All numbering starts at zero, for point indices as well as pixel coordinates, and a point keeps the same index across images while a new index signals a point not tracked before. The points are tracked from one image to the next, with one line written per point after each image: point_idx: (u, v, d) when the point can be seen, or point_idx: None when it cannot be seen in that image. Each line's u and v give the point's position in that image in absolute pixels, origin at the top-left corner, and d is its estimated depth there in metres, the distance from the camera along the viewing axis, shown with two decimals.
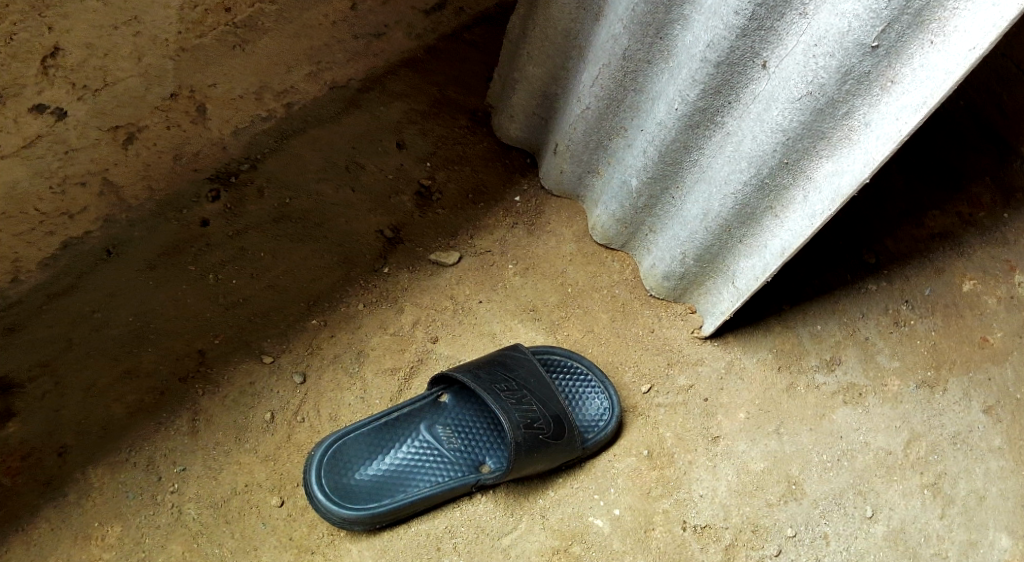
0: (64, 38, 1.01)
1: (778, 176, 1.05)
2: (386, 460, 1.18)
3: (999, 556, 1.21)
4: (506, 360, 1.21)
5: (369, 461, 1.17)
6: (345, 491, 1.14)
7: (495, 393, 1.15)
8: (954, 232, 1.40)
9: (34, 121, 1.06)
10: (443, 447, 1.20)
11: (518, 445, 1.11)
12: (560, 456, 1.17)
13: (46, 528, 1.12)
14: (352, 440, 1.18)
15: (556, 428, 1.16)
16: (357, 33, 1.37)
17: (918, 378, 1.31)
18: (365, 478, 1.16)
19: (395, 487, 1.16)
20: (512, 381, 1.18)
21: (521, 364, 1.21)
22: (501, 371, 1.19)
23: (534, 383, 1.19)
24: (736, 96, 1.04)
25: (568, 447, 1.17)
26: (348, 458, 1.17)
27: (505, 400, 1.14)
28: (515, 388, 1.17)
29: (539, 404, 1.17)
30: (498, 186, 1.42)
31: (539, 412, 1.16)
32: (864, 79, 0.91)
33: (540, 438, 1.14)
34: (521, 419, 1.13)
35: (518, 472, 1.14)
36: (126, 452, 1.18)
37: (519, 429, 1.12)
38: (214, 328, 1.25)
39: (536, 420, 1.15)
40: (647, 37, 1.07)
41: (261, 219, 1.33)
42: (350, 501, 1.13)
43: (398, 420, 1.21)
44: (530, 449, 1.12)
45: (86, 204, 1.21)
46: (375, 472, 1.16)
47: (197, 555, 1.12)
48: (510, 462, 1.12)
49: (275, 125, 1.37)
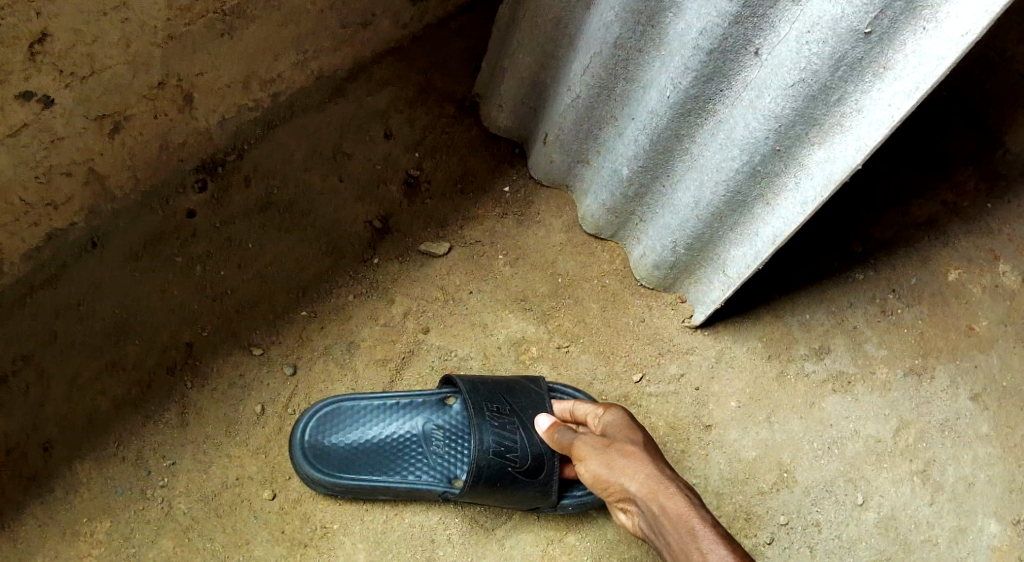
0: (51, 23, 0.99)
1: (771, 163, 1.06)
2: (368, 435, 1.17)
3: (987, 542, 1.24)
4: (515, 386, 1.18)
5: (351, 433, 1.17)
6: (320, 455, 1.16)
7: (480, 413, 1.14)
8: (938, 220, 1.41)
9: (21, 108, 1.04)
10: (427, 449, 1.17)
11: (480, 469, 1.11)
12: (527, 497, 1.13)
13: (32, 525, 1.13)
14: (346, 409, 1.19)
15: (533, 466, 1.12)
16: (345, 22, 1.33)
17: (906, 366, 1.32)
18: (344, 445, 1.16)
19: (368, 465, 1.16)
20: (507, 404, 1.16)
21: (528, 394, 1.17)
22: (503, 394, 1.17)
23: (531, 414, 1.15)
24: (728, 82, 1.04)
25: (540, 490, 1.13)
26: (335, 425, 1.18)
27: (487, 425, 1.13)
28: (504, 412, 1.15)
29: (527, 439, 1.13)
30: (486, 175, 1.42)
31: (519, 442, 1.13)
32: (857, 65, 0.92)
33: (508, 472, 1.12)
34: (494, 447, 1.12)
35: (478, 496, 1.13)
36: (114, 447, 1.18)
37: (486, 454, 1.11)
38: (200, 320, 1.25)
39: (510, 451, 1.12)
40: (639, 26, 1.08)
41: (247, 209, 1.32)
42: (321, 463, 1.16)
43: (397, 404, 1.19)
44: (493, 479, 1.12)
45: (71, 194, 1.18)
46: (354, 444, 1.17)
47: (188, 550, 1.14)
48: (467, 487, 1.12)
49: (262, 114, 1.34)
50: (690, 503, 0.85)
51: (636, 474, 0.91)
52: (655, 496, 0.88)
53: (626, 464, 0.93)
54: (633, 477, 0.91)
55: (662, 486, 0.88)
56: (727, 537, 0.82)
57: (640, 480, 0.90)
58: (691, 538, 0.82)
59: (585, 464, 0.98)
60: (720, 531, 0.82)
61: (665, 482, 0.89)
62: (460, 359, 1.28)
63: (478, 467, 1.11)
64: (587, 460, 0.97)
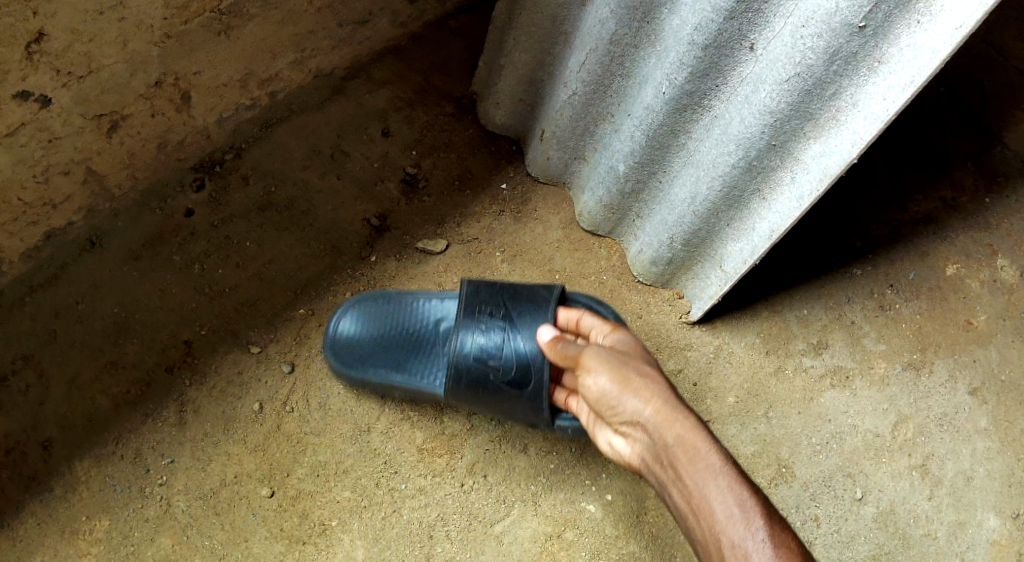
0: (48, 23, 1.00)
1: (766, 158, 1.06)
2: (392, 328, 1.23)
3: (987, 536, 1.24)
4: (521, 291, 1.15)
5: (376, 325, 1.23)
6: (341, 343, 1.22)
7: (472, 315, 1.14)
8: (937, 216, 1.41)
9: (18, 108, 1.05)
10: (440, 348, 1.20)
11: (460, 372, 1.12)
12: (518, 409, 1.11)
13: (32, 524, 1.14)
14: (371, 305, 1.25)
15: (517, 375, 1.10)
16: (343, 21, 1.34)
17: (904, 360, 1.32)
18: (364, 341, 1.22)
19: (383, 356, 1.21)
20: (506, 310, 1.13)
21: (533, 298, 1.13)
22: (503, 297, 1.15)
23: (525, 322, 1.12)
24: (722, 78, 1.04)
25: (529, 404, 1.10)
26: (361, 321, 1.24)
27: (473, 327, 1.13)
28: (500, 317, 1.13)
29: (513, 347, 1.10)
30: (484, 174, 1.41)
31: (505, 350, 1.11)
32: (852, 59, 0.92)
33: (491, 378, 1.11)
34: (473, 350, 1.12)
35: (466, 400, 1.14)
36: (113, 446, 1.18)
37: (465, 356, 1.12)
38: (199, 318, 1.25)
39: (493, 359, 1.11)
40: (634, 22, 1.08)
41: (246, 208, 1.31)
42: (341, 355, 1.21)
43: (427, 304, 1.23)
44: (474, 384, 1.12)
45: (69, 194, 1.19)
46: (375, 335, 1.22)
47: (187, 548, 1.14)
48: (448, 390, 1.14)
49: (259, 113, 1.35)
50: (709, 439, 0.81)
51: (651, 399, 0.86)
52: (671, 425, 0.82)
53: (641, 386, 0.88)
54: (647, 401, 0.86)
55: (680, 416, 0.83)
56: (745, 480, 0.78)
57: (656, 406, 0.85)
58: (706, 469, 0.78)
59: (590, 379, 0.92)
60: (739, 473, 0.79)
61: (683, 409, 0.85)
62: None
63: (455, 369, 1.12)
64: (594, 375, 0.91)
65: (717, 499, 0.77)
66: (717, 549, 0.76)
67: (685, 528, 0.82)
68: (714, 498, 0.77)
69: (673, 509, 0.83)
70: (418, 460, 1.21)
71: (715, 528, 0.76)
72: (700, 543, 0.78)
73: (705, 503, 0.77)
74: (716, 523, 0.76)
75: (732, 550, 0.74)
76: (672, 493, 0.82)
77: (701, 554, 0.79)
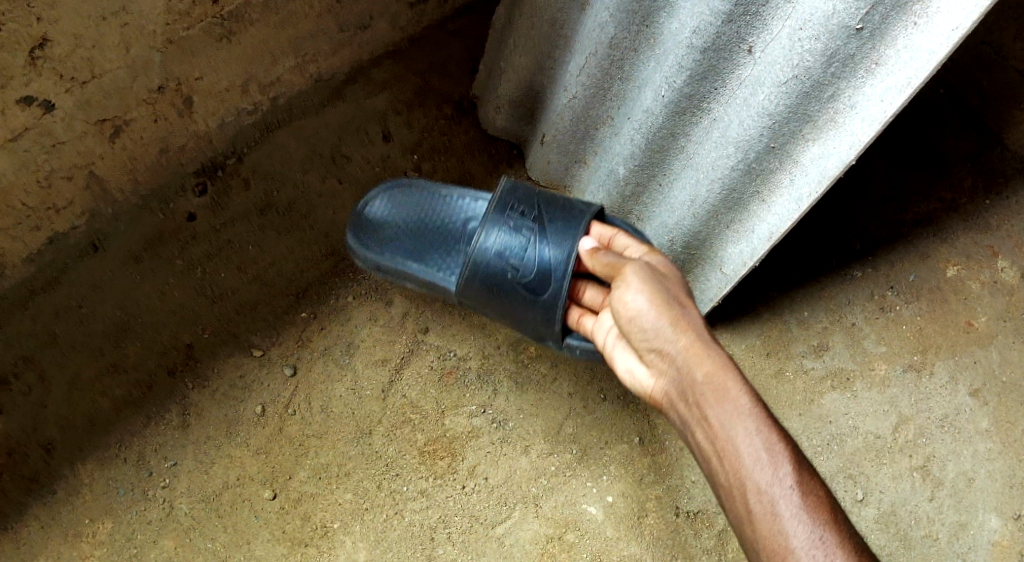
0: (51, 29, 1.01)
1: (765, 160, 1.06)
2: (418, 214, 1.17)
3: (988, 537, 1.24)
4: (559, 198, 1.08)
5: (403, 210, 1.18)
6: (365, 223, 1.19)
7: (502, 210, 1.08)
8: (937, 217, 1.41)
9: (21, 112, 1.06)
10: (462, 245, 1.14)
11: (475, 267, 1.08)
12: (529, 318, 1.06)
13: (35, 526, 1.15)
14: (400, 195, 1.19)
15: (534, 282, 1.04)
16: (342, 25, 1.34)
17: (905, 362, 1.32)
18: (386, 227, 1.18)
19: (401, 244, 1.17)
20: (539, 213, 1.07)
21: (570, 207, 1.07)
22: (539, 198, 1.09)
23: (555, 227, 1.05)
24: (721, 82, 1.05)
25: (541, 314, 1.05)
26: (388, 208, 1.19)
27: (500, 225, 1.08)
28: (532, 218, 1.07)
29: (537, 252, 1.05)
30: (484, 177, 1.43)
31: (528, 251, 1.05)
32: (849, 62, 0.93)
33: (506, 280, 1.06)
34: (495, 248, 1.07)
35: (476, 298, 1.09)
36: (116, 448, 1.19)
37: (485, 253, 1.07)
38: (200, 321, 1.26)
39: (514, 258, 1.06)
40: (633, 25, 1.09)
41: (247, 211, 1.32)
42: (360, 237, 1.19)
43: (459, 198, 1.16)
44: (488, 281, 1.07)
45: (71, 198, 1.20)
46: (399, 219, 1.18)
47: (189, 550, 1.15)
48: (459, 284, 1.09)
49: (260, 117, 1.35)
50: (738, 378, 0.83)
51: (684, 330, 0.87)
52: (702, 362, 0.84)
53: (677, 316, 0.88)
54: (681, 333, 0.87)
55: (710, 354, 0.85)
56: (772, 422, 0.81)
57: (688, 339, 0.87)
58: (735, 412, 0.81)
59: (625, 295, 0.91)
60: (767, 415, 0.81)
61: (714, 347, 0.86)
62: (459, 360, 1.28)
63: (472, 264, 1.07)
64: (630, 292, 0.91)
65: (745, 443, 0.80)
66: (741, 493, 0.79)
67: (703, 465, 0.85)
68: (742, 442, 0.80)
69: (692, 444, 0.86)
70: (419, 463, 1.21)
71: (740, 472, 0.79)
72: (721, 483, 0.82)
73: (730, 446, 0.80)
74: (742, 467, 0.79)
75: (757, 495, 0.78)
76: (694, 430, 0.85)
77: (719, 493, 0.82)
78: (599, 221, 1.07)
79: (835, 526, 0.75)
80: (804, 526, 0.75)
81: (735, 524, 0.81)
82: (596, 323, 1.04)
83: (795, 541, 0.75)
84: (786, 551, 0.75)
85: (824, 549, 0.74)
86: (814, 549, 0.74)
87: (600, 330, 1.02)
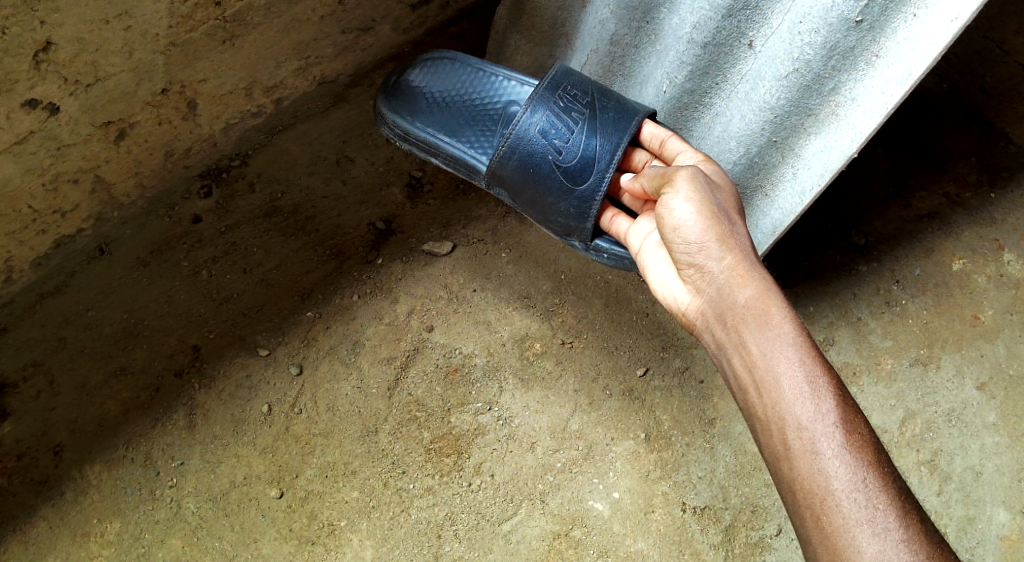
0: (55, 33, 1.00)
1: (768, 154, 1.08)
2: (460, 90, 1.18)
3: (997, 531, 1.23)
4: (610, 92, 1.10)
5: (445, 85, 1.18)
6: (404, 95, 1.19)
7: (553, 89, 1.09)
8: (941, 212, 1.41)
9: (26, 117, 1.06)
10: (498, 127, 1.15)
11: (515, 142, 1.08)
12: (561, 208, 1.10)
13: (44, 527, 1.15)
14: (447, 70, 1.19)
15: (575, 169, 1.07)
16: (345, 28, 1.33)
17: (911, 356, 1.32)
18: (426, 100, 1.18)
19: (437, 120, 1.17)
20: (589, 100, 1.08)
21: (620, 102, 1.09)
22: (593, 89, 1.10)
23: (605, 118, 1.07)
24: (722, 77, 1.08)
25: (575, 206, 1.09)
26: (433, 82, 1.19)
27: (548, 105, 1.08)
28: (582, 103, 1.08)
29: (583, 140, 1.07)
30: None
31: (574, 136, 1.07)
32: (849, 54, 0.94)
33: (546, 162, 1.08)
34: (540, 127, 1.07)
35: (508, 180, 1.11)
36: (124, 449, 1.20)
37: (529, 131, 1.08)
38: (206, 323, 1.26)
39: (558, 140, 1.07)
40: (634, 22, 1.12)
41: (252, 214, 1.33)
42: (399, 108, 1.19)
43: (506, 82, 1.17)
44: (526, 162, 1.08)
45: (77, 202, 1.21)
46: (439, 93, 1.18)
47: (198, 549, 1.15)
48: (496, 160, 1.09)
49: (264, 120, 1.36)
50: (781, 304, 0.86)
51: (730, 250, 0.89)
52: (745, 286, 0.87)
53: (724, 232, 0.90)
54: (725, 252, 0.89)
55: (755, 277, 0.88)
56: (816, 354, 0.83)
57: (732, 260, 0.89)
58: (778, 338, 0.84)
59: (672, 203, 0.92)
60: (811, 347, 0.83)
61: (757, 270, 0.89)
62: (464, 357, 1.28)
63: (515, 140, 1.08)
64: (677, 202, 0.92)
65: (786, 373, 0.82)
66: (779, 427, 0.81)
67: (738, 395, 0.87)
68: (783, 372, 0.82)
69: (728, 371, 0.88)
70: (425, 460, 1.21)
71: (781, 405, 0.81)
72: (758, 415, 0.84)
73: (772, 377, 0.83)
74: (782, 398, 0.82)
75: (798, 432, 0.80)
76: (732, 357, 0.87)
77: (756, 425, 0.85)
78: (648, 124, 1.09)
79: (876, 463, 0.78)
80: (844, 467, 0.77)
81: (769, 459, 0.83)
82: (630, 226, 1.08)
83: (834, 481, 0.77)
84: (826, 490, 0.77)
85: (865, 492, 0.76)
86: (855, 492, 0.76)
87: (634, 235, 1.06)
